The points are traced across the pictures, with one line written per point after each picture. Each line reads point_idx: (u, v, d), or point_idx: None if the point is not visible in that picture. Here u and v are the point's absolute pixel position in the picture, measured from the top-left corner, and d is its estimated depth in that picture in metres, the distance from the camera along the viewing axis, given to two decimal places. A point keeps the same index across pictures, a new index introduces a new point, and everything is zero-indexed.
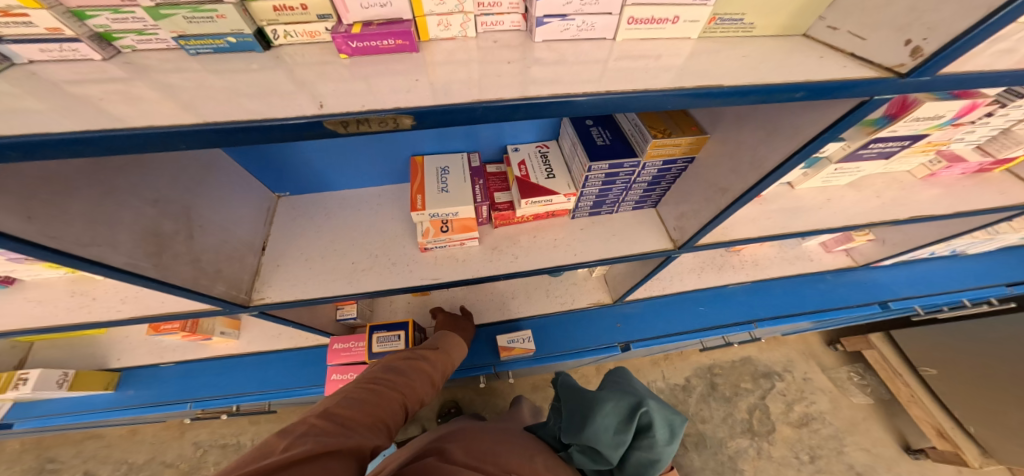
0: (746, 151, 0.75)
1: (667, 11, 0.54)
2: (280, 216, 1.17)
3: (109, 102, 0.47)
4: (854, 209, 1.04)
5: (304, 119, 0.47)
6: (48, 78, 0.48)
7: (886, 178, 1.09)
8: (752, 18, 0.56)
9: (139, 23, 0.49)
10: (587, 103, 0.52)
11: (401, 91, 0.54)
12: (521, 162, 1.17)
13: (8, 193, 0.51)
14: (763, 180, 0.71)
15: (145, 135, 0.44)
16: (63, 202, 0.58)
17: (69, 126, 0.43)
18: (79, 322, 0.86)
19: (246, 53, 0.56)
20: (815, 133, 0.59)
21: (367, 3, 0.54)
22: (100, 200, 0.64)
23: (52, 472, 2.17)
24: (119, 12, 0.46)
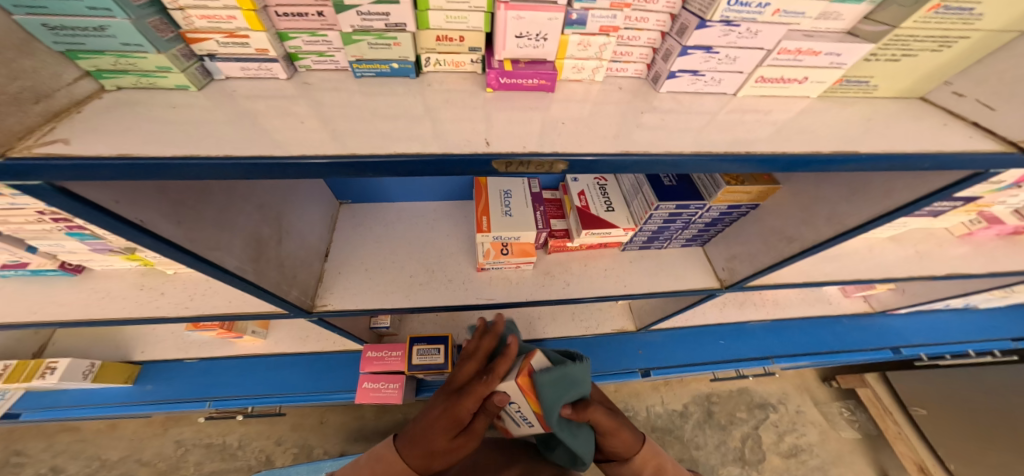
0: (824, 205, 0.79)
1: (798, 73, 0.57)
2: (342, 223, 1.19)
3: (269, 117, 0.51)
4: (893, 261, 1.11)
5: (478, 155, 0.52)
6: (239, 97, 0.52)
7: (924, 232, 1.17)
8: (878, 80, 0.61)
9: (325, 45, 0.55)
10: (721, 160, 0.54)
11: (544, 129, 0.58)
12: (580, 193, 1.14)
13: (166, 199, 0.54)
14: (838, 237, 0.76)
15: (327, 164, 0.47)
16: (200, 208, 0.60)
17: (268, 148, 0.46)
18: (146, 316, 0.83)
19: (401, 79, 0.62)
20: (911, 199, 0.65)
21: (522, 44, 0.58)
22: (223, 207, 0.66)
23: (16, 467, 1.97)
24: (315, 35, 0.53)
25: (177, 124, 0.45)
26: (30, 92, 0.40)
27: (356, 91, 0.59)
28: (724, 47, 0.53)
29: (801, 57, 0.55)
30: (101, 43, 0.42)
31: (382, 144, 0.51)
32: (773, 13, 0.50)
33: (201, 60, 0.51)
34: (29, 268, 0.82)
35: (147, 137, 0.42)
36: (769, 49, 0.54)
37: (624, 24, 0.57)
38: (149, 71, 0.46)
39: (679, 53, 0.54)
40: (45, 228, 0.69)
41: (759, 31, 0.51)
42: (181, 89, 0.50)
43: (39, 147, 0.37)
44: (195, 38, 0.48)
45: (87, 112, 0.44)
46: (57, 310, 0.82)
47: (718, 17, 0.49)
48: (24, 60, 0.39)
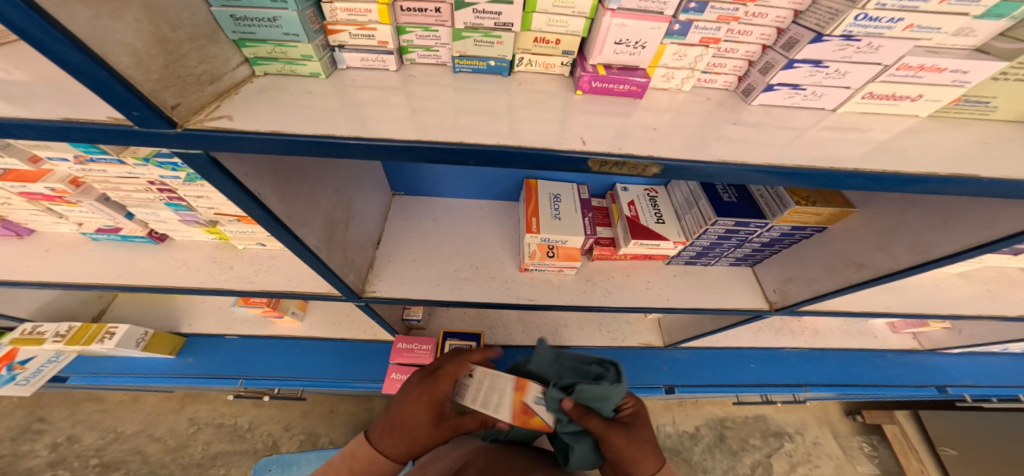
0: (906, 231, 0.77)
1: (912, 90, 0.56)
2: (393, 214, 1.21)
3: (381, 102, 0.54)
4: (960, 297, 1.06)
5: (576, 155, 0.54)
6: (353, 86, 0.56)
7: (996, 271, 1.13)
8: (998, 101, 0.57)
9: (433, 40, 0.59)
10: (823, 175, 0.54)
11: (632, 133, 0.60)
12: (630, 203, 1.15)
13: (277, 175, 0.58)
14: (919, 266, 0.74)
15: (388, 146, 0.48)
16: (298, 188, 0.65)
17: (398, 133, 0.50)
18: (215, 287, 0.86)
19: (494, 76, 0.65)
20: (1015, 231, 0.60)
21: (619, 50, 0.60)
22: (314, 190, 0.71)
23: (36, 433, 2.03)
24: (427, 29, 0.57)
25: (310, 105, 0.50)
26: (208, 75, 0.45)
27: (447, 85, 0.61)
28: (836, 62, 0.53)
29: (922, 74, 0.53)
30: (267, 33, 0.48)
31: (465, 136, 0.53)
32: (904, 28, 0.49)
33: (331, 51, 0.56)
34: (121, 234, 0.88)
35: (290, 118, 0.47)
36: (887, 65, 0.53)
37: (725, 37, 0.58)
38: (294, 59, 0.51)
39: (784, 66, 0.54)
40: (149, 197, 0.74)
41: (881, 47, 0.50)
42: (314, 77, 0.54)
43: (209, 122, 0.43)
44: (333, 28, 0.53)
45: (243, 94, 0.49)
46: (134, 276, 0.86)
47: (839, 32, 0.49)
48: (210, 46, 0.45)
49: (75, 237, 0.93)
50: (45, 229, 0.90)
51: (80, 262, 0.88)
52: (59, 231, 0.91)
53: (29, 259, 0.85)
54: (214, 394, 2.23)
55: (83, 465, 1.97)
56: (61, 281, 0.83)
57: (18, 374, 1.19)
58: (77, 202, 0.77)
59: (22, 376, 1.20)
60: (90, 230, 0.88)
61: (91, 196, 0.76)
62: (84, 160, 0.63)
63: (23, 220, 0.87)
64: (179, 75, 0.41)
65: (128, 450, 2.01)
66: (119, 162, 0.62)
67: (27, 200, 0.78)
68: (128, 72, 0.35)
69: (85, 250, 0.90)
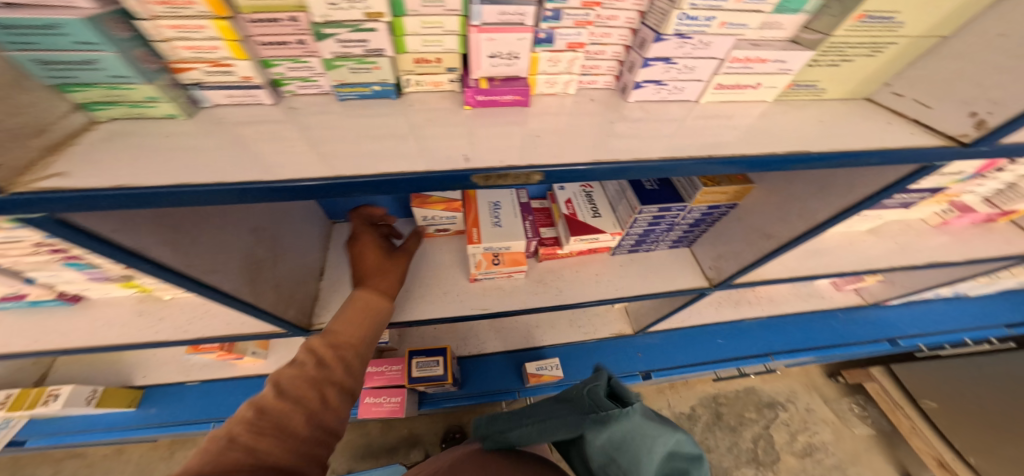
0: (795, 202, 0.81)
1: (752, 79, 0.60)
2: (335, 242, 1.20)
3: (262, 140, 0.55)
4: (875, 254, 1.11)
5: (458, 173, 0.55)
6: (230, 122, 0.57)
7: (902, 224, 1.18)
8: (824, 84, 0.63)
9: (308, 71, 0.59)
10: (692, 165, 0.56)
11: (513, 142, 0.61)
12: (568, 201, 1.15)
13: (164, 225, 0.57)
14: (810, 231, 0.78)
15: (262, 188, 0.49)
16: (199, 233, 0.64)
17: (267, 175, 0.50)
18: (147, 341, 0.85)
19: (383, 100, 0.66)
20: (870, 192, 0.67)
21: (496, 63, 0.61)
22: (221, 231, 0.71)
23: None
24: (297, 61, 0.56)
25: (171, 150, 0.50)
26: (32, 128, 0.44)
27: (341, 113, 0.63)
28: (682, 58, 0.56)
29: (751, 65, 0.57)
30: (89, 75, 0.45)
31: (345, 164, 0.54)
32: (719, 26, 0.52)
33: (187, 89, 0.55)
34: (28, 300, 0.85)
35: (148, 169, 0.47)
36: (722, 58, 0.57)
37: (589, 40, 0.60)
38: (138, 102, 0.51)
39: (641, 65, 0.57)
40: (42, 259, 0.72)
41: (711, 42, 0.54)
42: (170, 119, 0.55)
43: (41, 182, 0.42)
44: (180, 67, 0.51)
45: (83, 144, 0.49)
46: (61, 339, 0.85)
47: (671, 31, 0.51)
48: (22, 96, 0.43)
49: None
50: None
51: None
52: None
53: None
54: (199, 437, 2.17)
55: None
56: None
57: None
58: None
59: None
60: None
61: None
62: None
63: None
64: None
65: None
66: None
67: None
68: None
69: None
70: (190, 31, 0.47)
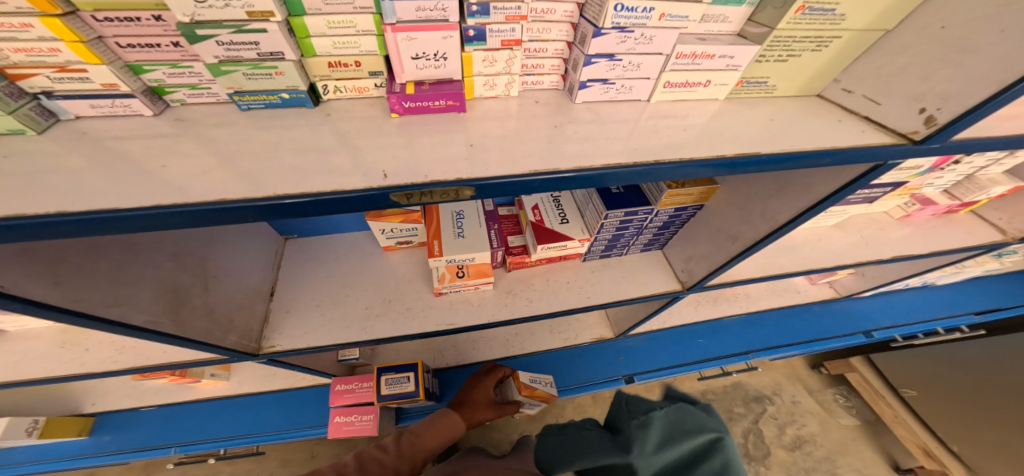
0: (756, 201, 0.77)
1: (701, 76, 0.54)
2: (289, 260, 1.13)
3: (151, 156, 0.49)
4: (839, 249, 1.07)
5: (372, 191, 0.48)
6: (108, 138, 0.50)
7: (866, 218, 1.15)
8: (776, 80, 0.59)
9: (195, 77, 0.51)
10: (635, 172, 0.50)
11: (447, 149, 0.55)
12: (534, 207, 1.09)
13: (31, 259, 0.49)
14: (775, 233, 0.73)
15: (136, 216, 0.42)
16: (85, 263, 0.57)
17: (139, 201, 0.43)
18: (71, 373, 0.78)
19: (298, 109, 0.58)
20: (828, 192, 0.64)
21: (421, 65, 0.55)
22: (120, 260, 0.64)
23: None
24: (177, 66, 0.49)
25: (24, 174, 0.43)
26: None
27: (250, 128, 0.55)
28: (625, 54, 0.50)
29: (699, 61, 0.52)
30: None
31: (242, 181, 0.47)
32: (660, 18, 0.47)
33: (37, 99, 0.48)
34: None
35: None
36: (667, 54, 0.51)
37: (526, 37, 0.54)
38: None
39: (583, 62, 0.51)
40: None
41: (654, 36, 0.48)
42: (17, 134, 0.47)
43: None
44: (18, 73, 0.44)
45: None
46: None
47: (610, 25, 0.46)
48: None
49: None
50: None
51: None
52: None
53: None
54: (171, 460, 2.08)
55: None
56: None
57: None
58: None
59: None
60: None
61: None
62: None
63: None
64: None
65: None
66: None
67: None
68: None
69: None
70: (13, 29, 0.40)
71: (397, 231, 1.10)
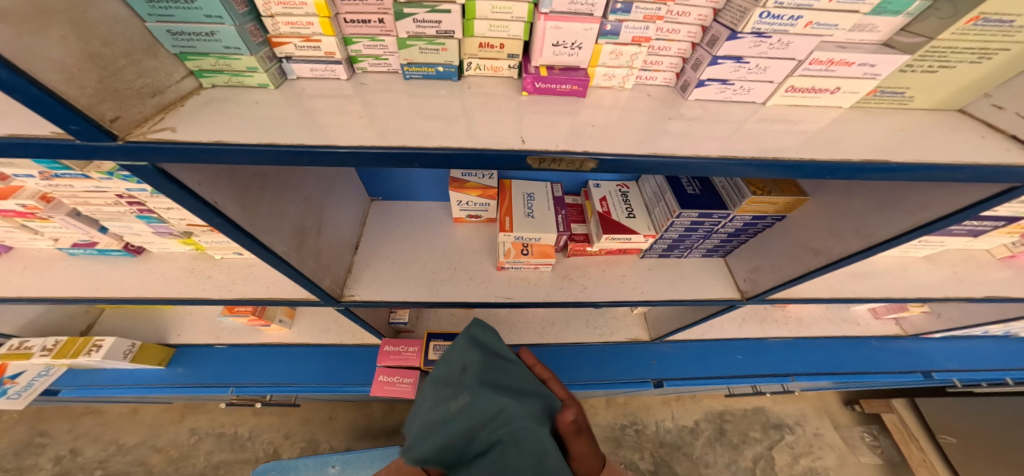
0: (851, 218, 0.78)
1: (830, 83, 0.58)
2: (372, 218, 1.25)
3: (326, 113, 0.59)
4: (928, 281, 1.07)
5: (515, 152, 0.57)
6: (308, 95, 0.62)
7: (963, 253, 1.13)
8: (914, 92, 0.61)
9: (381, 49, 0.64)
10: (757, 165, 0.55)
11: (558, 129, 0.61)
12: (602, 198, 1.17)
13: (235, 183, 0.63)
14: (868, 250, 0.75)
15: (333, 153, 0.53)
16: (261, 194, 0.70)
17: (334, 141, 0.54)
18: (195, 297, 0.91)
19: (445, 81, 0.69)
20: (946, 213, 0.63)
21: (558, 52, 0.62)
22: (278, 195, 0.76)
23: (39, 447, 2.05)
24: (375, 39, 0.62)
25: (249, 119, 0.55)
26: (149, 88, 0.50)
27: (402, 91, 0.66)
28: (755, 57, 0.55)
29: (833, 68, 0.56)
30: (208, 46, 0.53)
31: (407, 138, 0.57)
32: (805, 25, 0.51)
33: (280, 62, 0.62)
34: (97, 248, 0.93)
35: (236, 128, 0.52)
36: (801, 60, 0.55)
37: (656, 36, 0.59)
38: (240, 71, 0.57)
39: (709, 62, 0.56)
40: (120, 210, 0.81)
41: (791, 43, 0.53)
42: (262, 88, 0.60)
43: (152, 134, 0.47)
44: (278, 41, 0.59)
45: (187, 106, 0.54)
46: (118, 289, 0.91)
47: (749, 29, 0.51)
48: (149, 60, 0.50)
49: (53, 253, 0.99)
50: (23, 246, 0.96)
51: (60, 278, 0.93)
52: (38, 247, 0.97)
53: (8, 275, 0.91)
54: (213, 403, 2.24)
55: None
56: (45, 296, 0.88)
57: (10, 388, 1.24)
58: (50, 217, 0.83)
59: (14, 390, 1.24)
60: (66, 245, 0.94)
61: (63, 211, 0.81)
62: (48, 176, 0.69)
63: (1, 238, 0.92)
64: (116, 89, 0.45)
65: (127, 463, 2.02)
66: (84, 178, 0.69)
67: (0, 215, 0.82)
68: (58, 87, 0.38)
69: (62, 266, 0.96)
70: (293, 7, 0.55)
71: (471, 205, 1.19)
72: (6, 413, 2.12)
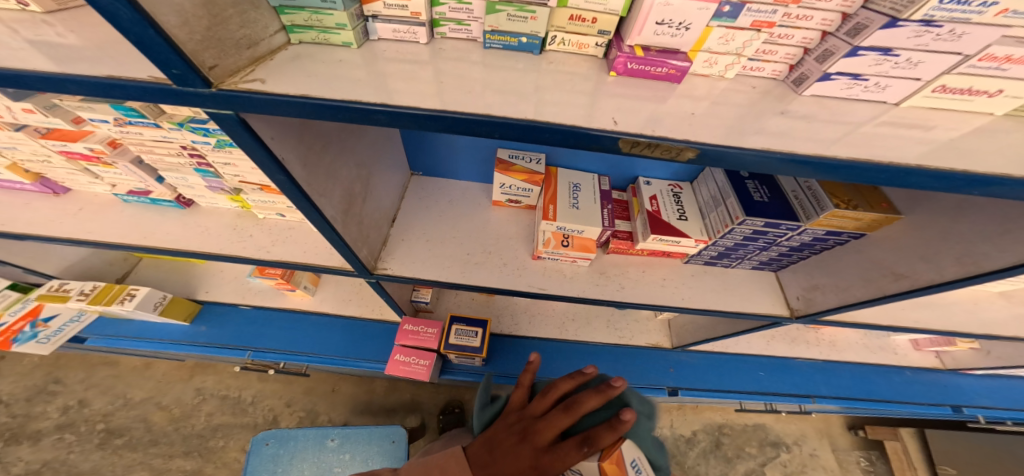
0: (954, 243, 0.71)
1: (992, 85, 0.50)
2: (411, 193, 1.22)
3: (393, 79, 0.54)
4: (1001, 318, 1.02)
5: (607, 134, 0.52)
6: (384, 57, 0.58)
7: None
8: None
9: (465, 14, 0.60)
10: (880, 170, 0.50)
11: (648, 115, 0.56)
12: (652, 197, 1.13)
13: (301, 141, 0.61)
14: (967, 280, 0.68)
15: (420, 116, 0.50)
16: (322, 155, 0.68)
17: (420, 102, 0.51)
18: (234, 254, 0.91)
19: (525, 54, 0.64)
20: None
21: (660, 31, 0.56)
22: (335, 158, 0.74)
23: (52, 394, 2.08)
24: (461, 2, 0.58)
25: (330, 76, 0.51)
26: (246, 40, 0.48)
27: (477, 61, 0.61)
28: (909, 50, 0.48)
29: (1007, 66, 0.47)
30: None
31: (491, 108, 0.53)
32: (996, 14, 0.42)
33: (364, 20, 0.59)
34: (151, 197, 0.95)
35: (320, 82, 0.50)
36: (968, 55, 0.47)
37: (780, 21, 0.53)
38: (328, 28, 0.53)
39: (846, 54, 0.50)
40: (180, 162, 0.81)
41: (966, 34, 0.44)
42: (346, 47, 0.56)
43: (243, 84, 0.46)
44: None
45: (277, 61, 0.52)
46: (179, 242, 0.93)
47: (919, 16, 0.43)
48: (251, 10, 0.48)
49: (108, 198, 1.01)
50: (82, 189, 0.99)
51: (113, 223, 0.95)
52: (95, 191, 0.99)
53: (65, 216, 0.94)
54: (221, 365, 2.24)
55: (90, 430, 2.00)
56: (96, 239, 0.91)
57: (40, 332, 1.23)
58: (113, 163, 0.84)
59: (43, 334, 1.24)
60: (122, 192, 0.96)
61: (126, 158, 0.83)
62: (122, 122, 0.69)
63: (61, 179, 0.94)
64: (219, 37, 0.44)
65: (133, 417, 2.04)
66: (154, 126, 0.69)
67: (67, 157, 0.83)
68: (173, 32, 0.38)
69: (118, 211, 0.98)
70: None
71: (512, 189, 1.15)
72: (25, 357, 2.16)
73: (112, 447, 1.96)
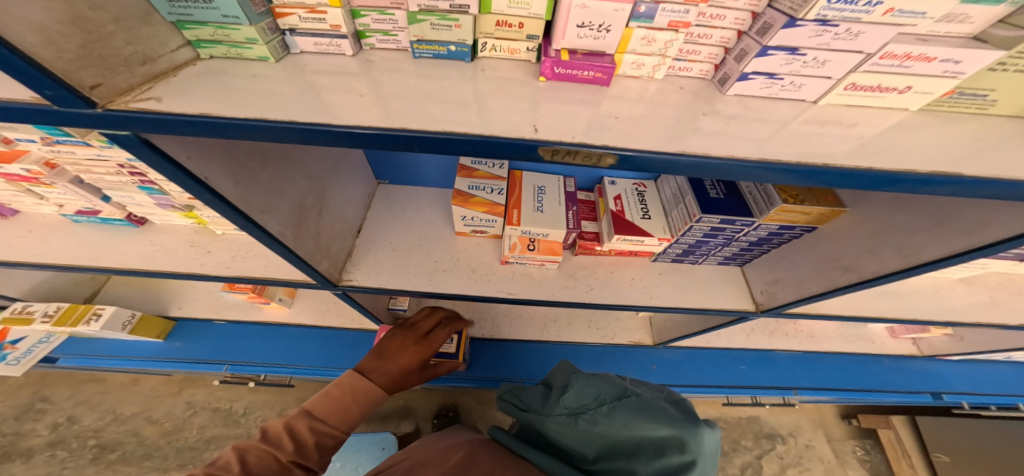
0: (894, 236, 0.72)
1: (900, 81, 0.52)
2: (376, 202, 1.22)
3: (332, 91, 0.55)
4: (962, 304, 1.02)
5: (525, 141, 0.51)
6: (309, 69, 0.58)
7: (1001, 278, 1.07)
8: (998, 95, 0.53)
9: (390, 24, 0.60)
10: (795, 171, 0.49)
11: (574, 120, 0.56)
12: (617, 197, 1.12)
13: (229, 158, 0.61)
14: (908, 271, 0.70)
15: (331, 132, 0.49)
16: (260, 172, 0.68)
17: (332, 116, 0.50)
18: (192, 271, 0.92)
19: (456, 62, 0.64)
20: (1008, 234, 0.55)
21: (583, 34, 0.56)
22: (276, 174, 0.73)
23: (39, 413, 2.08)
24: (383, 13, 0.58)
25: (250, 92, 0.51)
26: (139, 56, 0.48)
27: (409, 71, 0.61)
28: (813, 49, 0.49)
29: (908, 64, 0.49)
30: (204, 14, 0.50)
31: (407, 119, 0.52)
32: (884, 13, 0.45)
33: (283, 34, 0.58)
34: (100, 216, 0.95)
35: (227, 99, 0.49)
36: (870, 53, 0.49)
37: (696, 21, 0.54)
38: (239, 42, 0.54)
39: (757, 53, 0.51)
40: (122, 180, 0.82)
41: (861, 33, 0.46)
42: (262, 61, 0.57)
43: (135, 104, 0.45)
44: (282, 12, 0.55)
45: (179, 76, 0.51)
46: (132, 260, 0.93)
47: (813, 15, 0.45)
48: (141, 26, 0.48)
49: (58, 218, 1.00)
50: (30, 211, 0.98)
51: (69, 244, 0.95)
52: (43, 213, 0.99)
53: (15, 239, 0.94)
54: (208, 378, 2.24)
55: (81, 446, 2.00)
56: (47, 262, 0.91)
57: (10, 353, 1.26)
58: (52, 183, 0.83)
59: (14, 355, 1.26)
60: (71, 212, 0.96)
61: (65, 178, 0.82)
62: (50, 141, 0.68)
63: (8, 201, 0.94)
64: (101, 55, 0.43)
65: (121, 432, 2.04)
66: (85, 145, 0.68)
67: (8, 181, 0.83)
68: (33, 50, 0.36)
69: (68, 232, 0.98)
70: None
71: (476, 220, 1.09)
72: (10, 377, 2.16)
73: (107, 461, 1.95)
